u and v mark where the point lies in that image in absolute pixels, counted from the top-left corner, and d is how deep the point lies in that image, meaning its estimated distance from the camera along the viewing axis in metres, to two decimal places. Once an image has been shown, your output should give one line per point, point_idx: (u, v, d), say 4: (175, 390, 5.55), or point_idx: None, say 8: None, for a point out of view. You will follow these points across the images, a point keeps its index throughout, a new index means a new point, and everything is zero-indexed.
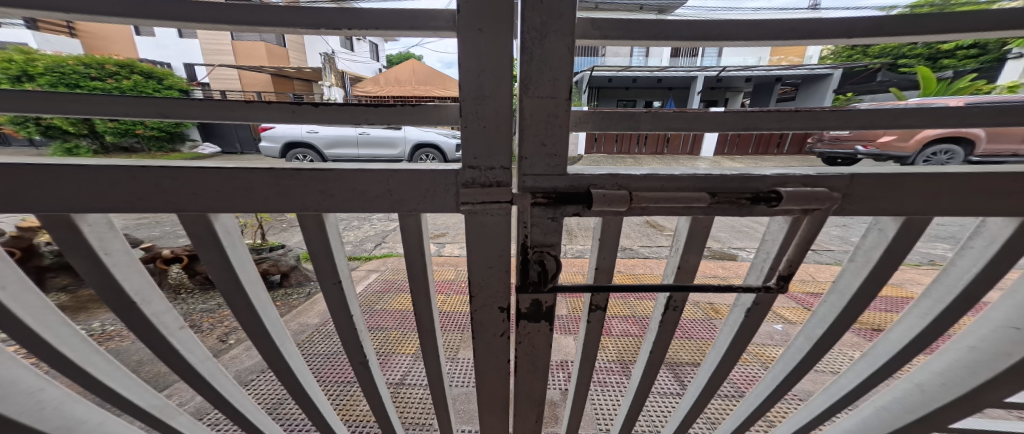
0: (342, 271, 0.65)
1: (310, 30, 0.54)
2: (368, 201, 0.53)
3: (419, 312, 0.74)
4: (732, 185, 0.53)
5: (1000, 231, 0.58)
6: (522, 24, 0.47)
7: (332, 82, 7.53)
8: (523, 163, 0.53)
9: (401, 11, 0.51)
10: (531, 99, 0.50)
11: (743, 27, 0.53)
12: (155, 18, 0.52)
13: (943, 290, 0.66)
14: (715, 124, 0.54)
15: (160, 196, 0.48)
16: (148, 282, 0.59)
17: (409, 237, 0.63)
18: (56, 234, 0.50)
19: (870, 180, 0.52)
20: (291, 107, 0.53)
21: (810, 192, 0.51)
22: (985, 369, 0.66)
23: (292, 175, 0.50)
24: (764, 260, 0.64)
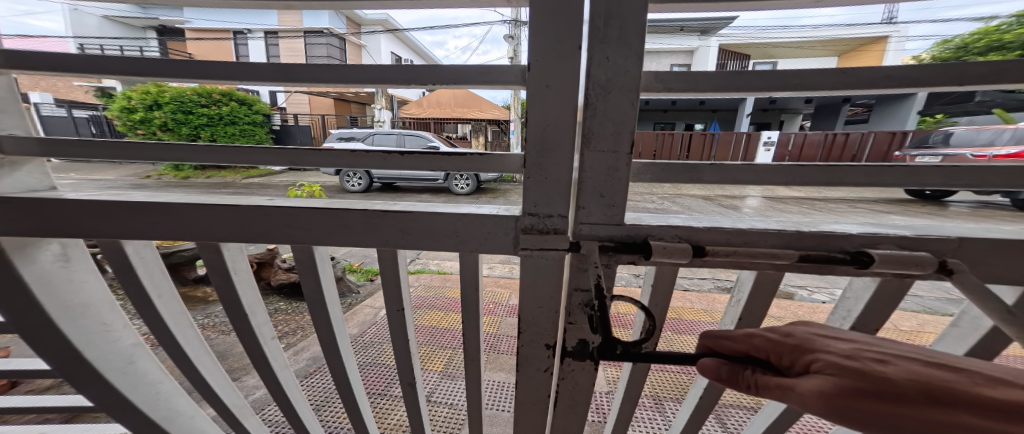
0: (405, 298, 0.69)
1: (396, 84, 0.60)
2: (439, 240, 0.57)
3: (466, 339, 0.75)
4: (810, 242, 0.50)
5: None
6: (587, 81, 0.49)
7: (381, 105, 8.04)
8: (580, 212, 0.54)
9: (476, 68, 0.56)
10: (592, 152, 0.52)
11: (829, 79, 0.50)
12: (278, 80, 0.61)
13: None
14: (791, 177, 0.52)
15: (282, 229, 0.56)
16: (256, 298, 0.67)
17: (468, 271, 0.66)
18: (207, 253, 0.60)
19: (978, 245, 0.47)
20: (381, 155, 0.60)
21: (908, 256, 0.46)
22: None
23: (380, 216, 0.56)
24: (848, 319, 0.61)
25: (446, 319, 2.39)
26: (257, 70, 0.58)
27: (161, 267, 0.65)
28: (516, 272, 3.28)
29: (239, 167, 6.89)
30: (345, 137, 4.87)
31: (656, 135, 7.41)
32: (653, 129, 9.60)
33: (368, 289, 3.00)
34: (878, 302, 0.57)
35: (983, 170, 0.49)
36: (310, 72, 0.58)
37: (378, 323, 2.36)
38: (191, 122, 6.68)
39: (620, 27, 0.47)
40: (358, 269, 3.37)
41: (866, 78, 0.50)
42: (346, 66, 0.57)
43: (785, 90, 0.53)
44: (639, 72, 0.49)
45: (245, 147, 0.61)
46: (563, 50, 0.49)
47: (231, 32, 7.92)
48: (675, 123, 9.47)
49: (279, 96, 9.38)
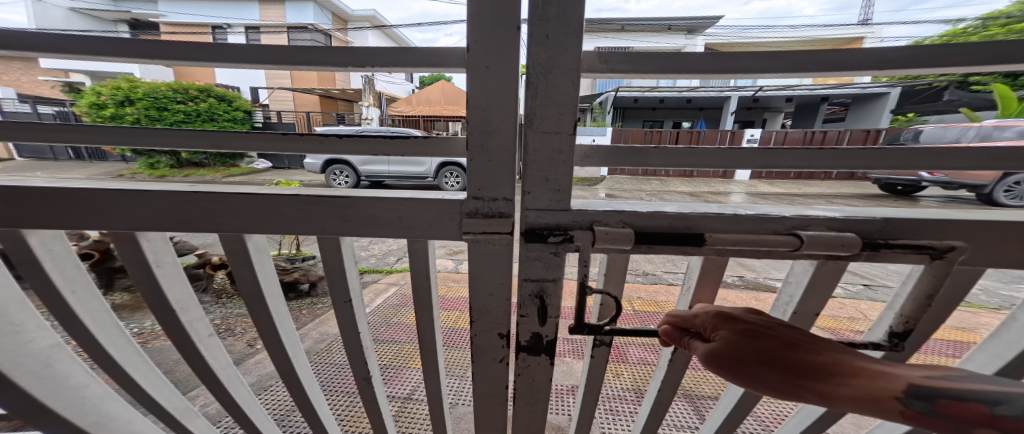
0: (353, 291, 0.66)
1: (335, 67, 0.58)
2: (380, 226, 0.55)
3: (421, 332, 0.73)
4: (748, 225, 0.50)
5: None
6: (528, 59, 0.47)
7: (369, 102, 7.94)
8: (526, 197, 0.53)
9: (416, 49, 0.53)
10: (535, 134, 0.50)
11: (766, 62, 0.50)
12: (208, 59, 0.58)
13: (1001, 346, 0.63)
14: (732, 160, 0.52)
15: (204, 217, 0.53)
16: (188, 293, 0.64)
17: (418, 260, 0.63)
18: (124, 245, 0.56)
19: (906, 224, 0.48)
20: (319, 138, 0.58)
21: (834, 237, 0.47)
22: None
23: (314, 202, 0.52)
24: (791, 304, 0.61)
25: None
26: (178, 48, 0.56)
27: (79, 261, 0.61)
28: None
29: (220, 165, 6.68)
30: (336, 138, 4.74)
31: (643, 132, 7.48)
32: (642, 127, 9.69)
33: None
34: (816, 286, 0.57)
35: (916, 150, 0.49)
36: (243, 53, 0.56)
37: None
38: (167, 118, 6.44)
39: (560, 4, 0.45)
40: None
41: (803, 60, 0.49)
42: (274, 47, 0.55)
43: (727, 73, 0.52)
44: (581, 51, 0.47)
45: (174, 131, 0.58)
46: (501, 30, 0.47)
47: (210, 26, 7.67)
48: (663, 121, 9.56)
49: (263, 92, 9.17)
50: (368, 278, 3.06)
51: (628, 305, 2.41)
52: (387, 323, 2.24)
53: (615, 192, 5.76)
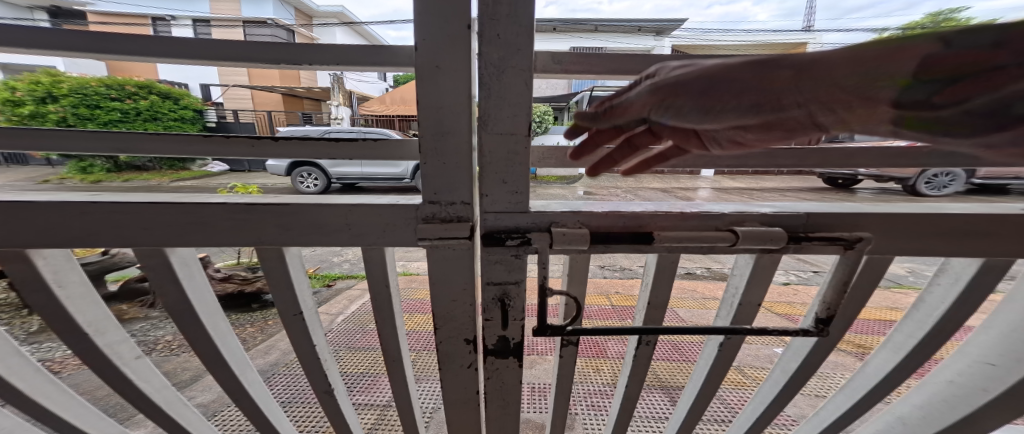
0: (304, 301, 0.62)
1: (267, 64, 0.55)
2: (327, 235, 0.52)
3: (385, 342, 0.70)
4: (693, 222, 0.52)
5: (965, 268, 0.58)
6: (480, 60, 0.46)
7: (339, 101, 7.61)
8: (484, 200, 0.52)
9: (360, 47, 0.51)
10: (490, 135, 0.49)
11: (701, 64, 0.52)
12: (116, 53, 0.52)
13: (913, 326, 0.65)
14: (675, 160, 0.55)
15: (113, 230, 0.48)
16: (105, 314, 0.59)
17: (373, 268, 0.60)
18: (13, 266, 0.49)
19: (829, 219, 0.52)
20: (249, 141, 0.54)
21: (764, 231, 0.50)
22: (964, 407, 0.66)
23: (248, 210, 0.49)
24: (736, 295, 0.65)
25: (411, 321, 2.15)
26: (76, 40, 0.49)
27: None
28: None
29: (167, 168, 6.15)
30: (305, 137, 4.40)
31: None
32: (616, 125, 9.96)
33: (325, 296, 2.65)
34: (755, 277, 0.61)
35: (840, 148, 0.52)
36: (160, 48, 0.51)
37: (335, 330, 2.09)
38: (100, 117, 5.83)
39: (510, 3, 0.45)
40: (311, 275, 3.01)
41: None
42: (192, 41, 0.50)
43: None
44: (532, 52, 0.47)
45: (78, 132, 0.52)
46: (451, 29, 0.46)
47: (153, 17, 7.04)
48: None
49: (216, 89, 8.54)
50: (340, 284, 2.90)
51: (604, 300, 2.45)
52: (363, 330, 2.08)
53: (593, 190, 5.87)
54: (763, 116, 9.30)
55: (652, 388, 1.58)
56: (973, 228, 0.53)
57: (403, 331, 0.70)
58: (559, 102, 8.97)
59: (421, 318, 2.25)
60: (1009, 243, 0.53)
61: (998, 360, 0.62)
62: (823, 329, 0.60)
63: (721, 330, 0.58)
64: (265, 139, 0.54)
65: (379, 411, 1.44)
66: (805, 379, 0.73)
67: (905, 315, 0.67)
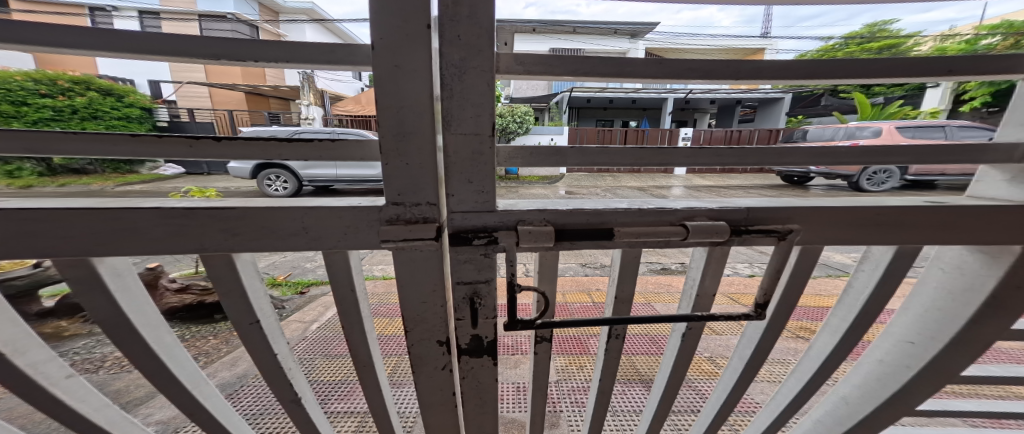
0: (262, 308, 0.58)
1: (208, 59, 0.50)
2: (280, 239, 0.49)
3: (355, 351, 0.65)
4: (650, 218, 0.54)
5: (883, 255, 0.64)
6: (441, 60, 0.46)
7: (309, 100, 7.23)
8: (450, 200, 0.51)
9: (312, 45, 0.49)
10: (454, 136, 0.49)
11: (652, 66, 0.53)
12: (24, 43, 0.47)
13: (846, 309, 0.71)
14: (633, 159, 0.56)
15: (25, 240, 0.44)
16: (25, 331, 0.54)
17: (336, 273, 0.57)
18: None
19: (769, 214, 0.55)
20: (186, 141, 0.49)
21: (711, 225, 0.53)
22: (894, 383, 0.73)
23: (187, 214, 0.45)
24: (694, 286, 0.68)
25: (392, 325, 2.07)
26: None
27: None
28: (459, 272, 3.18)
29: (112, 172, 5.64)
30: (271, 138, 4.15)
31: (594, 131, 7.79)
32: (595, 125, 10.13)
33: (297, 303, 2.52)
34: (710, 268, 0.65)
35: (782, 146, 0.56)
36: (80, 40, 0.46)
37: (309, 338, 1.99)
38: (28, 114, 5.12)
39: (470, 4, 0.45)
40: (281, 283, 2.84)
41: (677, 69, 0.55)
42: (114, 34, 0.46)
43: (626, 77, 0.56)
44: (494, 53, 0.47)
45: None
46: (410, 29, 0.45)
47: (92, 7, 6.43)
48: (613, 120, 10.07)
49: (168, 85, 7.92)
50: (314, 291, 2.75)
51: (586, 297, 2.48)
52: (339, 337, 1.99)
53: (574, 189, 5.95)
54: (728, 117, 9.79)
55: (630, 382, 1.62)
56: (894, 218, 0.59)
57: (373, 337, 0.67)
58: (538, 103, 9.02)
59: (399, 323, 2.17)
60: (924, 232, 0.59)
61: (917, 338, 0.70)
62: (760, 312, 0.62)
63: (675, 318, 0.61)
64: (204, 138, 0.49)
65: (359, 419, 1.39)
66: (759, 364, 0.78)
67: (839, 301, 0.72)
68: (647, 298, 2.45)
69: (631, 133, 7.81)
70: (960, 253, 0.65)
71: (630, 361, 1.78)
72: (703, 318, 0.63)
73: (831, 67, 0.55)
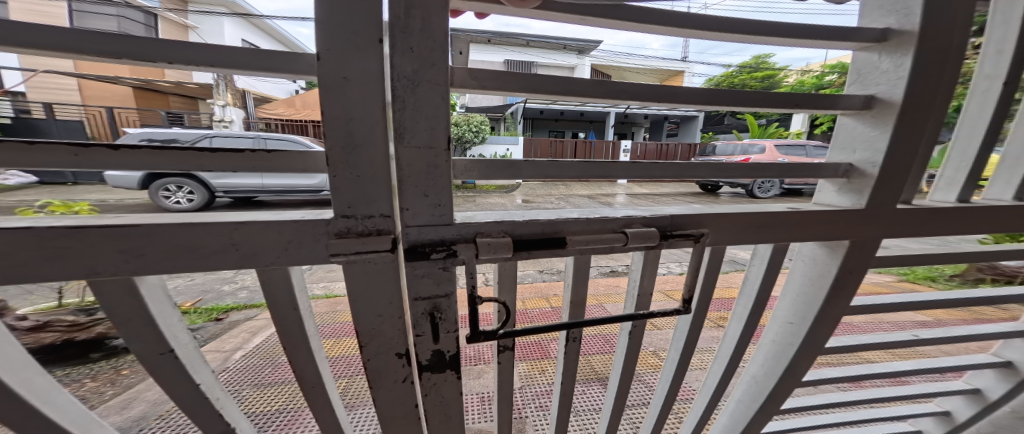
0: (177, 335, 0.48)
1: (102, 58, 0.43)
2: (204, 259, 0.42)
3: (299, 371, 0.58)
4: (596, 226, 0.58)
5: (766, 251, 0.76)
6: (392, 72, 0.45)
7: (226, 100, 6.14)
8: (405, 214, 0.50)
9: (247, 50, 0.44)
10: (407, 149, 0.47)
11: (598, 88, 0.57)
12: None
13: (747, 299, 0.82)
14: (579, 171, 0.60)
15: None
16: None
17: (274, 292, 0.51)
18: None
19: (699, 218, 0.63)
20: (70, 149, 0.41)
21: (644, 231, 0.58)
22: (785, 359, 0.85)
23: (74, 233, 0.37)
24: (635, 287, 0.73)
25: (339, 346, 1.91)
26: None
27: None
28: None
29: None
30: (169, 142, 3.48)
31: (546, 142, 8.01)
32: (547, 136, 10.50)
33: (212, 331, 2.19)
34: (648, 268, 0.71)
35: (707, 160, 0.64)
36: None
37: (233, 368, 1.73)
38: None
39: (422, 17, 0.44)
40: (190, 310, 2.45)
41: (610, 91, 0.59)
42: None
43: (572, 95, 0.58)
44: (448, 67, 0.47)
45: None
46: (359, 41, 0.44)
47: None
48: (566, 131, 10.53)
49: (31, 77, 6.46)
50: (235, 316, 2.41)
51: (544, 302, 2.53)
52: (274, 363, 1.77)
53: (529, 198, 6.05)
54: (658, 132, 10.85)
55: (588, 381, 1.68)
56: (789, 220, 0.70)
57: (322, 357, 0.61)
58: (495, 111, 8.92)
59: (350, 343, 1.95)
60: (811, 230, 0.71)
61: (795, 318, 0.83)
62: (687, 307, 0.69)
63: (623, 317, 0.66)
64: (94, 146, 0.41)
65: None
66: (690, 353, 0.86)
67: (740, 292, 0.83)
68: (599, 299, 2.59)
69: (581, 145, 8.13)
70: (813, 247, 0.79)
71: (587, 361, 1.85)
72: (644, 316, 0.68)
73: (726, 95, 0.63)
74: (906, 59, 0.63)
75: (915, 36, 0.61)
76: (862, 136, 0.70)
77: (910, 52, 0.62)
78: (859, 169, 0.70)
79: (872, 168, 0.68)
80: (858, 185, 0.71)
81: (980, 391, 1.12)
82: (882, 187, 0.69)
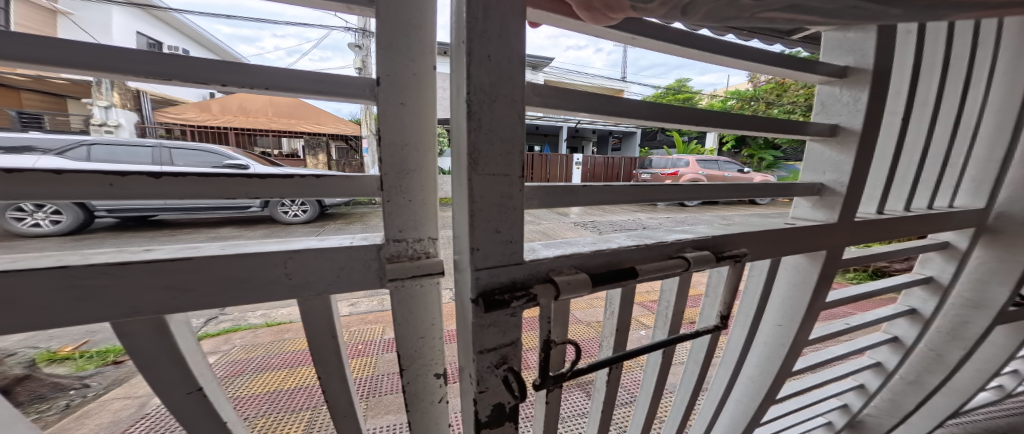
0: (203, 371, 0.42)
1: (148, 79, 0.39)
2: (254, 290, 0.38)
3: (332, 397, 0.53)
4: (653, 252, 0.59)
5: (764, 265, 0.78)
6: (469, 84, 0.42)
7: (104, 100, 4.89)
8: (475, 255, 0.46)
9: (304, 72, 0.41)
10: (480, 176, 0.45)
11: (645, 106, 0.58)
12: None
13: (748, 305, 0.84)
14: (624, 196, 0.59)
15: None
16: None
17: (312, 320, 0.47)
18: None
19: (739, 236, 0.66)
20: (107, 178, 0.34)
21: (702, 255, 0.60)
22: (778, 358, 0.87)
23: (117, 271, 0.32)
24: (668, 307, 0.73)
25: (292, 377, 1.72)
26: None
27: None
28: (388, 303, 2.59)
29: None
30: (24, 150, 3.03)
31: None
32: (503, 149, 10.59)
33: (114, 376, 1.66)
34: (684, 286, 0.71)
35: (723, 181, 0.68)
36: None
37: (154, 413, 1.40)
38: None
39: (501, 20, 0.43)
40: (70, 356, 1.77)
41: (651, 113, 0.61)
42: None
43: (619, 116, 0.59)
44: (522, 83, 0.46)
45: None
46: (418, 69, 0.44)
47: None
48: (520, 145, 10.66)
49: None
50: None
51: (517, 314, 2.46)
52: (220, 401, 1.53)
53: None
54: (604, 146, 11.44)
55: (568, 388, 1.66)
56: (806, 234, 0.74)
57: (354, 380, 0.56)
58: None
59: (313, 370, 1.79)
60: (821, 243, 0.76)
61: (783, 320, 0.85)
62: (723, 323, 0.68)
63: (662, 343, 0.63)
64: (133, 174, 0.35)
65: None
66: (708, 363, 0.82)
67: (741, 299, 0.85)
68: None
69: (537, 158, 8.08)
70: (800, 259, 0.81)
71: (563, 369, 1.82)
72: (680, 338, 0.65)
73: (713, 117, 0.65)
74: (863, 93, 0.70)
75: (870, 74, 0.69)
76: (831, 160, 0.76)
77: (866, 89, 0.70)
78: (830, 189, 0.75)
79: (840, 188, 0.74)
80: (830, 201, 0.76)
81: (881, 364, 1.16)
82: (849, 203, 0.75)
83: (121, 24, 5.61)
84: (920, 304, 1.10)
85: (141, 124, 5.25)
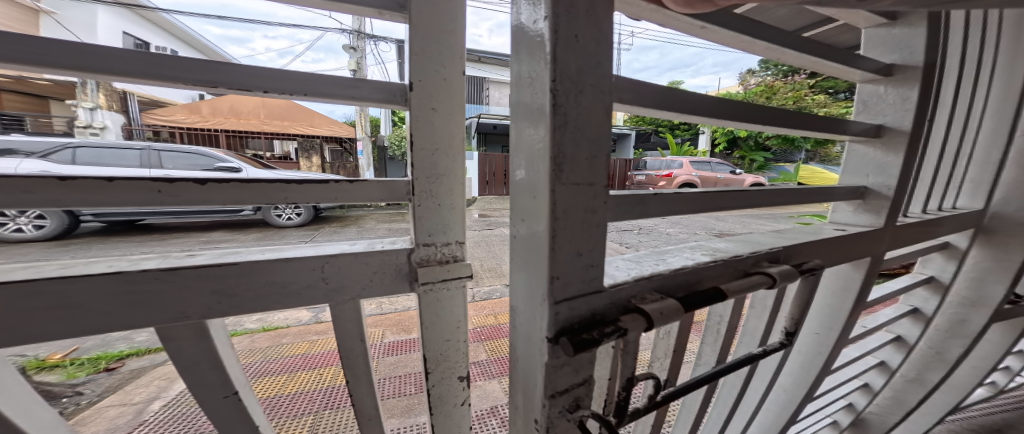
0: (238, 375, 0.42)
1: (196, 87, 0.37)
2: (292, 296, 0.39)
3: (359, 401, 0.53)
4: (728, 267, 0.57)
5: None
6: (555, 71, 0.35)
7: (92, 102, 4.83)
8: (555, 285, 0.40)
9: (335, 78, 0.40)
10: (564, 186, 0.38)
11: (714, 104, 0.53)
12: None
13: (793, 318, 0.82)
14: (691, 204, 0.56)
15: None
16: None
17: (343, 324, 0.48)
18: None
19: (801, 247, 0.65)
20: (155, 185, 0.35)
21: (784, 269, 0.57)
22: (815, 367, 0.88)
23: (168, 277, 0.33)
24: (722, 322, 0.67)
25: (292, 382, 1.71)
26: None
27: None
28: (388, 306, 2.58)
29: None
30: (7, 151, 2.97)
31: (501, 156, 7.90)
32: None
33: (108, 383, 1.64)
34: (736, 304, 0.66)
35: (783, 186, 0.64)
36: None
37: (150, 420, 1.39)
38: None
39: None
40: (60, 363, 1.76)
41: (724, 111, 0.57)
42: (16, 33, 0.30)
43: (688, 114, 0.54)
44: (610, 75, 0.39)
45: None
46: (449, 75, 0.45)
47: None
48: None
49: None
50: (137, 364, 1.82)
51: None
52: None
53: (485, 212, 6.05)
54: None
55: None
56: (848, 241, 0.72)
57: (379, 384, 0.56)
58: None
59: (314, 375, 1.78)
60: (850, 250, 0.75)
61: (821, 329, 0.86)
62: (790, 340, 0.67)
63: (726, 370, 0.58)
64: (181, 179, 0.35)
65: None
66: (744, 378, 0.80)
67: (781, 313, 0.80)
68: None
69: None
70: (846, 269, 0.81)
71: None
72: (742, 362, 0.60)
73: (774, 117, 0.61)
74: (911, 93, 0.72)
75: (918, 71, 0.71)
76: (876, 162, 0.77)
77: (914, 87, 0.71)
78: (875, 191, 0.77)
79: (887, 190, 0.76)
80: (874, 205, 0.78)
81: (883, 363, 1.18)
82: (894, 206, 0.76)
83: (105, 23, 5.57)
84: (921, 304, 1.11)
85: (129, 127, 5.18)
